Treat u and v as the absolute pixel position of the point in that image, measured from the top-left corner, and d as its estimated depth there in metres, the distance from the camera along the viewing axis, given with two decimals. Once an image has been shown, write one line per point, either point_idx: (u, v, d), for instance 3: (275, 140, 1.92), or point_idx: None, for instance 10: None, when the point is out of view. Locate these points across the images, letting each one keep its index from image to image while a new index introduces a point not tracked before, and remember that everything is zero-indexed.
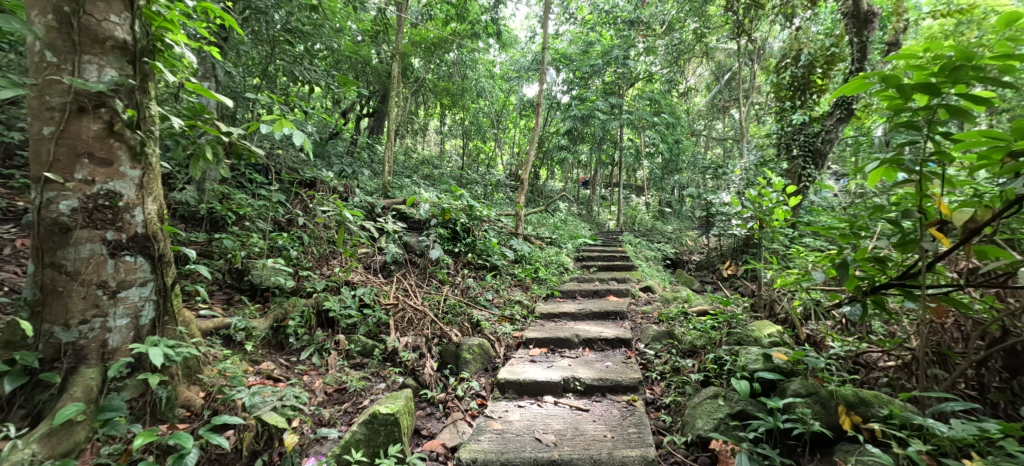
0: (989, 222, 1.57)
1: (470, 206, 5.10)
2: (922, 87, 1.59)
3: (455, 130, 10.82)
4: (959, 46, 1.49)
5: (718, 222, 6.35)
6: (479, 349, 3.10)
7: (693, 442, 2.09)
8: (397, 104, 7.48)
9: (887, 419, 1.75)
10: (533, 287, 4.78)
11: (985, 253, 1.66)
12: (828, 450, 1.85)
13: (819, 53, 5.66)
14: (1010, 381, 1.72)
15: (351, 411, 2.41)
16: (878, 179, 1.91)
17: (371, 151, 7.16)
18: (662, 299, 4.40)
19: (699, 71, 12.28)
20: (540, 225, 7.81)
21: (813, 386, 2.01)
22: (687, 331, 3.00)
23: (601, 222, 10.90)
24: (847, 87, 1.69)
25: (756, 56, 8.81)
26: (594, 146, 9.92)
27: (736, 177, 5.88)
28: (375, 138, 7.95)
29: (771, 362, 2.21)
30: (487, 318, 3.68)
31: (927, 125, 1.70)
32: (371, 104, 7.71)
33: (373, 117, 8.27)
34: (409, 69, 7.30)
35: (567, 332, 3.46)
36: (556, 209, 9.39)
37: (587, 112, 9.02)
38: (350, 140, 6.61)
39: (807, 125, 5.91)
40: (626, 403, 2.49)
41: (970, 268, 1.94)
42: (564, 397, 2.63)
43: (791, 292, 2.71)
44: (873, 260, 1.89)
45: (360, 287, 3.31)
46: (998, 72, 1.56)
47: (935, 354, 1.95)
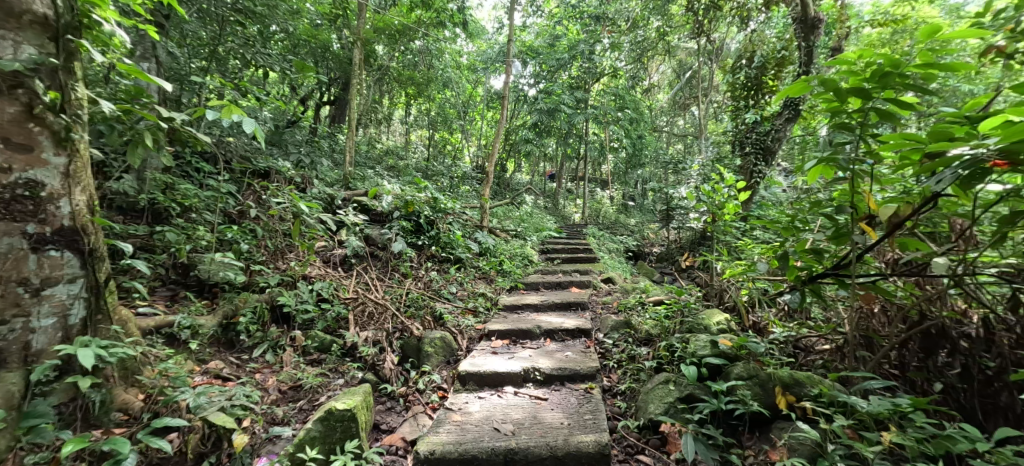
0: (910, 217, 1.72)
1: (435, 198, 5.06)
2: (855, 91, 1.72)
3: (420, 120, 10.63)
4: (890, 54, 1.62)
5: (677, 216, 6.60)
6: (442, 342, 3.08)
7: (644, 426, 2.18)
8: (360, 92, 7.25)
9: (818, 398, 1.88)
10: (497, 280, 4.81)
11: (908, 245, 1.82)
12: (766, 428, 1.97)
13: (771, 55, 6.00)
14: (926, 360, 1.89)
15: (307, 409, 2.35)
16: (818, 177, 2.05)
17: (332, 142, 6.95)
18: (622, 290, 4.54)
19: (663, 68, 12.69)
20: (506, 217, 7.82)
21: (755, 369, 2.12)
22: (644, 320, 3.12)
23: (566, 215, 11.08)
24: (792, 89, 1.80)
25: (714, 55, 9.17)
26: (561, 140, 10.02)
27: (694, 171, 6.11)
28: (336, 127, 7.72)
29: (718, 347, 2.32)
30: (450, 311, 3.67)
31: (860, 127, 1.85)
32: (333, 92, 7.46)
33: (334, 105, 8.03)
34: (373, 56, 7.11)
35: (529, 324, 3.49)
36: (522, 202, 9.43)
37: (553, 106, 9.03)
38: (310, 129, 6.40)
39: (759, 124, 6.21)
40: (584, 390, 2.55)
41: (895, 259, 2.11)
42: (524, 387, 2.66)
43: (739, 281, 2.87)
44: (812, 252, 2.05)
45: (317, 281, 3.23)
46: (924, 79, 1.70)
47: (863, 338, 2.12)
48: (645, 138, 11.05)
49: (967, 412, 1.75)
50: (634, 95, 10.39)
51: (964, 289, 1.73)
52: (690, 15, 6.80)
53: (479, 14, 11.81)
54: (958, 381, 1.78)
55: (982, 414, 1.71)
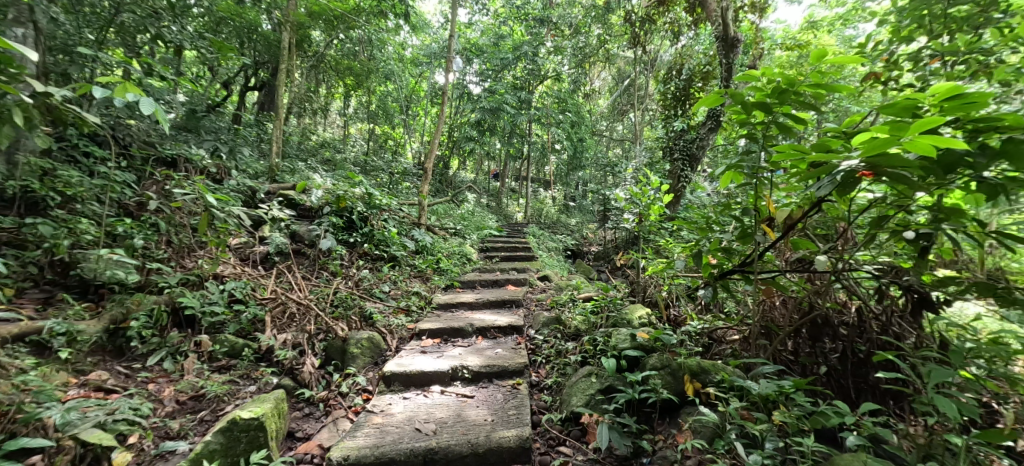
0: (802, 220, 1.91)
1: (370, 194, 4.85)
2: (759, 105, 1.89)
3: (359, 113, 10.17)
4: (786, 73, 1.79)
5: (613, 216, 6.86)
6: (369, 343, 2.96)
7: (567, 418, 2.25)
8: (291, 79, 6.78)
9: (719, 384, 2.04)
10: (433, 278, 4.71)
11: (799, 245, 2.02)
12: (675, 414, 2.11)
13: (697, 69, 6.34)
14: (813, 346, 2.13)
15: (208, 420, 2.15)
16: (728, 182, 2.22)
17: (258, 131, 6.44)
18: (557, 288, 4.64)
19: (603, 74, 13.15)
20: (447, 215, 7.69)
21: (667, 359, 2.25)
22: (573, 316, 3.22)
23: (507, 215, 11.12)
24: (707, 100, 1.95)
25: (650, 65, 9.65)
26: (503, 139, 9.99)
27: (629, 174, 6.38)
28: (263, 115, 7.18)
29: (636, 340, 2.45)
30: (381, 311, 3.54)
31: (763, 137, 2.03)
32: (260, 77, 6.91)
33: (264, 91, 7.46)
34: (308, 41, 6.69)
35: (462, 322, 3.46)
36: (464, 200, 9.34)
37: (496, 105, 8.99)
38: (232, 115, 5.87)
39: (686, 132, 6.54)
40: (511, 387, 2.57)
41: (791, 257, 2.34)
42: (451, 386, 2.63)
43: (660, 278, 3.05)
44: (722, 251, 2.23)
45: (230, 281, 2.98)
46: (815, 97, 1.89)
47: (763, 328, 2.33)
48: (585, 142, 11.36)
49: (843, 391, 2.00)
50: (576, 99, 10.64)
51: (842, 284, 1.95)
52: (628, 25, 7.10)
53: (425, 6, 11.52)
54: (837, 364, 2.02)
55: (854, 392, 1.97)
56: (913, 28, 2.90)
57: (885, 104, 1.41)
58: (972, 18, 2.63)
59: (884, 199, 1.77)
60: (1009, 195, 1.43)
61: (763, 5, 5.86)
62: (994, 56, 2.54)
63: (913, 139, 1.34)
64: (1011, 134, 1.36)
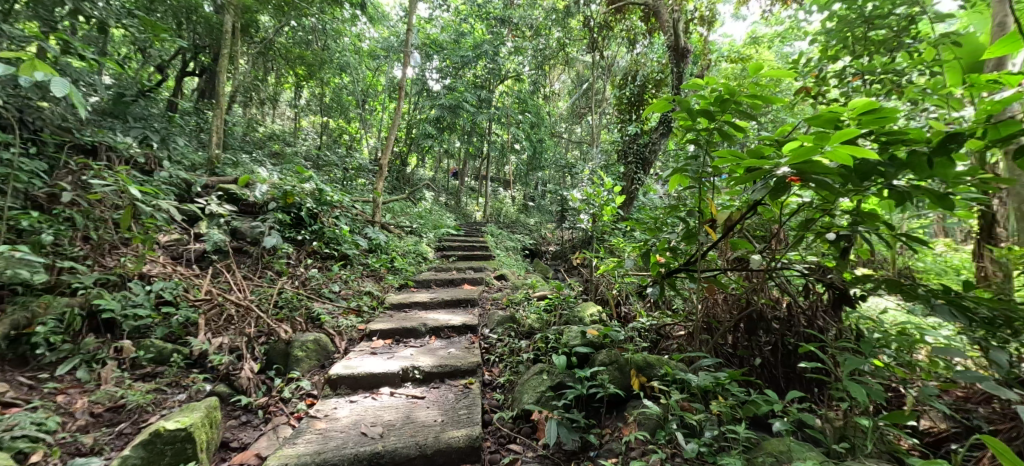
0: (740, 221, 2.02)
1: (320, 190, 4.64)
2: (702, 113, 1.98)
3: (311, 105, 9.72)
4: (727, 83, 1.89)
5: (570, 216, 6.96)
6: (315, 345, 2.84)
7: (518, 415, 2.26)
8: (235, 66, 6.35)
9: (663, 377, 2.13)
10: (387, 277, 4.58)
11: (737, 245, 2.14)
12: (622, 407, 2.18)
13: (651, 76, 6.63)
14: (749, 339, 2.27)
15: (129, 433, 1.99)
16: (675, 185, 2.32)
17: (197, 119, 6.00)
18: (512, 287, 4.64)
19: (561, 77, 13.35)
20: (403, 213, 7.51)
21: (615, 354, 2.31)
22: (527, 315, 3.24)
23: (465, 213, 11.03)
24: (656, 106, 2.02)
25: (607, 70, 9.85)
26: (463, 137, 9.82)
27: (585, 176, 6.50)
28: (203, 103, 6.70)
29: (586, 337, 2.50)
30: (329, 311, 3.41)
31: (707, 143, 2.13)
32: (200, 63, 6.44)
33: (204, 78, 6.96)
34: (254, 26, 6.29)
35: (414, 322, 3.38)
36: (421, 198, 9.15)
37: (456, 102, 8.81)
38: (167, 101, 5.43)
39: (640, 136, 6.72)
40: (463, 386, 2.55)
41: (730, 256, 2.47)
42: (401, 387, 2.57)
43: (612, 276, 3.13)
44: (668, 250, 2.32)
45: (157, 281, 2.76)
46: (753, 107, 2.01)
47: (705, 323, 2.45)
48: (544, 143, 11.46)
49: (774, 381, 2.16)
50: (535, 100, 10.61)
51: (775, 282, 2.09)
52: (587, 30, 7.24)
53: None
54: (769, 356, 2.18)
55: (783, 381, 2.14)
56: (839, 47, 3.15)
57: (812, 115, 1.51)
58: (889, 41, 2.93)
59: (812, 203, 1.91)
60: (914, 201, 1.58)
61: (711, 18, 6.16)
62: (905, 77, 2.80)
63: (834, 148, 1.46)
64: (915, 146, 1.50)
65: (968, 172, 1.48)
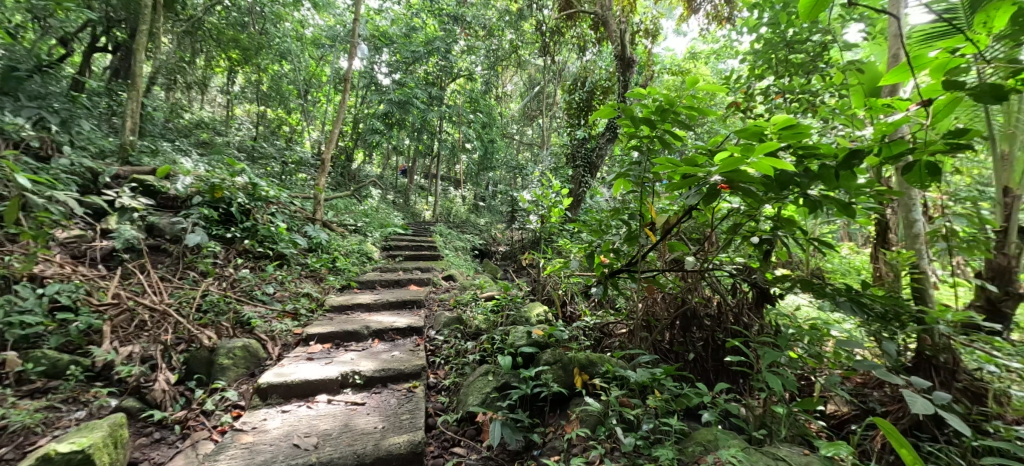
0: (676, 225, 2.14)
1: (254, 185, 4.35)
2: (645, 121, 2.07)
3: (247, 93, 9.00)
4: (667, 93, 1.99)
5: (519, 217, 7.02)
6: (244, 352, 2.66)
7: (462, 418, 2.25)
8: (157, 46, 5.80)
9: (603, 374, 2.20)
10: (328, 278, 4.37)
11: (674, 247, 2.26)
12: (565, 405, 2.23)
13: (598, 84, 6.87)
14: (684, 336, 2.40)
15: (12, 458, 1.75)
16: (619, 189, 2.41)
17: (110, 102, 5.42)
18: (460, 287, 4.61)
19: (512, 80, 13.42)
20: (347, 211, 7.21)
21: (559, 353, 2.36)
22: (474, 316, 3.22)
23: (414, 212, 10.80)
24: (602, 112, 2.09)
25: (557, 75, 10.02)
26: (412, 135, 9.52)
27: (534, 178, 6.59)
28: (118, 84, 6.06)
29: (532, 337, 2.53)
30: (262, 315, 3.20)
31: (648, 150, 2.23)
32: (114, 40, 5.82)
33: (120, 57, 6.30)
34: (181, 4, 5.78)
35: (356, 325, 3.26)
36: (367, 196, 8.84)
37: (405, 98, 8.56)
38: (73, 80, 4.86)
39: (588, 140, 6.90)
40: (406, 390, 2.49)
41: (668, 257, 2.60)
42: (340, 394, 2.47)
43: (558, 277, 3.19)
44: (612, 251, 2.40)
45: (54, 284, 2.46)
46: (690, 118, 2.13)
47: (644, 321, 2.56)
48: (495, 143, 11.43)
49: (705, 374, 2.31)
50: (487, 101, 10.44)
51: (707, 282, 2.22)
52: (539, 34, 7.34)
53: None
54: (701, 351, 2.32)
55: (713, 374, 2.28)
56: (764, 67, 3.43)
57: (740, 127, 1.63)
58: (806, 65, 3.22)
59: (739, 209, 2.06)
60: (824, 209, 1.75)
61: (655, 31, 6.47)
62: (819, 97, 3.09)
63: (758, 159, 1.58)
64: (825, 160, 1.66)
65: (868, 184, 1.66)
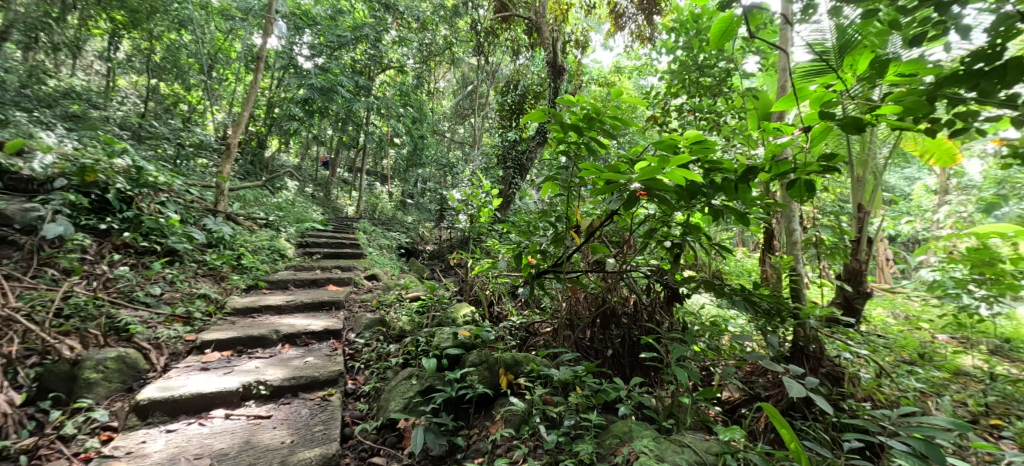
0: (598, 228, 2.23)
1: (139, 169, 3.80)
2: (573, 128, 2.13)
3: (133, 62, 7.77)
4: (594, 102, 2.07)
5: (448, 216, 6.93)
6: (117, 364, 2.34)
7: (382, 425, 2.15)
8: None
9: (528, 374, 2.23)
10: (231, 277, 3.96)
11: (596, 249, 2.36)
12: (490, 406, 2.22)
13: (531, 88, 6.99)
14: (605, 335, 2.51)
15: None
16: (548, 191, 2.46)
17: None
18: (384, 288, 4.43)
19: (445, 77, 13.25)
20: (257, 203, 6.60)
21: (486, 354, 2.35)
22: (397, 317, 3.11)
23: (335, 207, 10.20)
24: (533, 116, 2.12)
25: (490, 75, 10.03)
26: (335, 125, 8.91)
27: (465, 177, 6.53)
28: None
29: (458, 339, 2.50)
30: (145, 320, 2.82)
31: (575, 155, 2.30)
32: None
33: None
34: None
35: (264, 328, 2.99)
36: (281, 188, 8.17)
37: (329, 85, 7.98)
38: None
39: (518, 143, 6.96)
40: (320, 399, 2.33)
41: (593, 260, 2.70)
42: (241, 407, 2.24)
43: (485, 278, 3.19)
44: (538, 253, 2.45)
45: None
46: (614, 128, 2.23)
47: (568, 321, 2.64)
48: (428, 140, 10.85)
49: (622, 371, 2.43)
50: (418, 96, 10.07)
51: (626, 283, 2.34)
52: (473, 33, 7.30)
53: None
54: (619, 348, 2.44)
55: (629, 370, 2.42)
56: (679, 87, 3.72)
57: (658, 140, 1.74)
58: (713, 88, 3.57)
59: (655, 215, 2.20)
60: (725, 218, 1.92)
61: (585, 43, 6.73)
62: (722, 118, 3.43)
63: (671, 170, 1.70)
64: (727, 174, 1.83)
65: (761, 197, 1.85)
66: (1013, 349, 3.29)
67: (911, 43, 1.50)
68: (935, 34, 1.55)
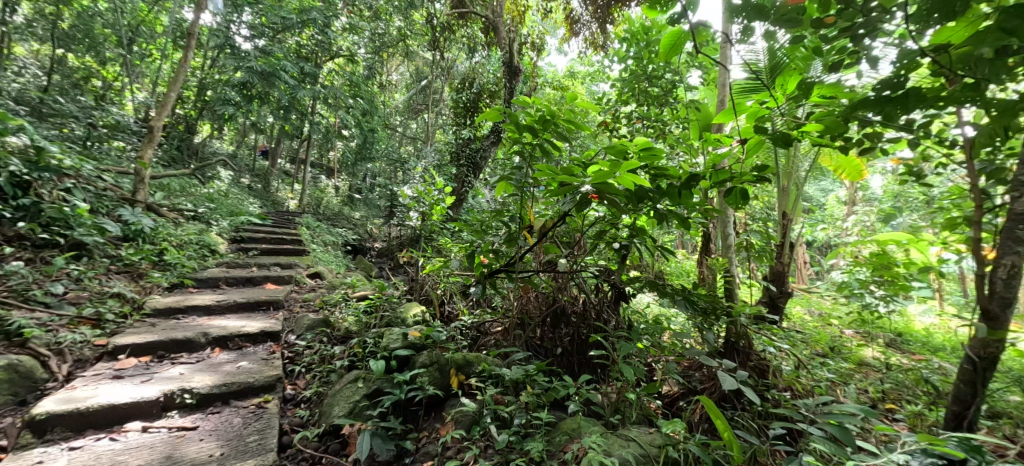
0: (551, 229, 2.26)
1: (40, 147, 3.35)
2: (528, 129, 2.15)
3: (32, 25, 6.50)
4: (548, 105, 2.10)
5: (398, 214, 6.76)
6: (5, 375, 2.08)
7: (325, 431, 2.06)
8: None
9: (479, 374, 2.22)
10: (152, 274, 3.63)
11: (549, 249, 2.39)
12: (440, 408, 2.19)
13: (486, 87, 6.96)
14: (555, 334, 2.55)
15: None
16: (502, 190, 2.46)
17: None
18: (328, 286, 4.24)
19: (398, 70, 12.90)
20: (185, 194, 6.06)
21: (436, 355, 2.32)
22: (342, 318, 3.00)
23: (275, 201, 9.63)
24: (489, 115, 2.12)
25: (445, 71, 9.89)
26: (276, 113, 8.39)
27: (417, 174, 6.38)
28: None
29: (408, 339, 2.45)
30: (45, 323, 2.52)
31: (530, 156, 2.32)
32: None
33: None
34: None
35: (191, 331, 2.77)
36: (214, 178, 7.58)
37: (271, 69, 7.40)
38: None
39: (472, 141, 6.90)
40: (256, 406, 2.20)
41: (545, 260, 2.74)
42: (162, 419, 2.07)
43: (436, 277, 3.14)
44: (491, 252, 2.45)
45: None
46: (567, 131, 2.27)
47: (519, 321, 2.66)
48: (379, 134, 10.43)
49: (570, 369, 2.49)
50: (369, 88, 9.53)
51: (576, 283, 2.40)
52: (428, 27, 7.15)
53: None
54: (568, 347, 2.50)
55: (577, 369, 2.48)
56: (629, 94, 3.87)
57: (609, 145, 1.80)
58: (660, 98, 3.75)
59: (604, 218, 2.27)
60: (669, 222, 2.02)
61: (541, 45, 6.81)
62: (666, 127, 3.61)
63: (622, 175, 1.76)
64: (672, 180, 1.93)
65: (701, 203, 1.96)
66: (904, 342, 3.73)
67: (831, 69, 1.66)
68: (850, 62, 1.73)
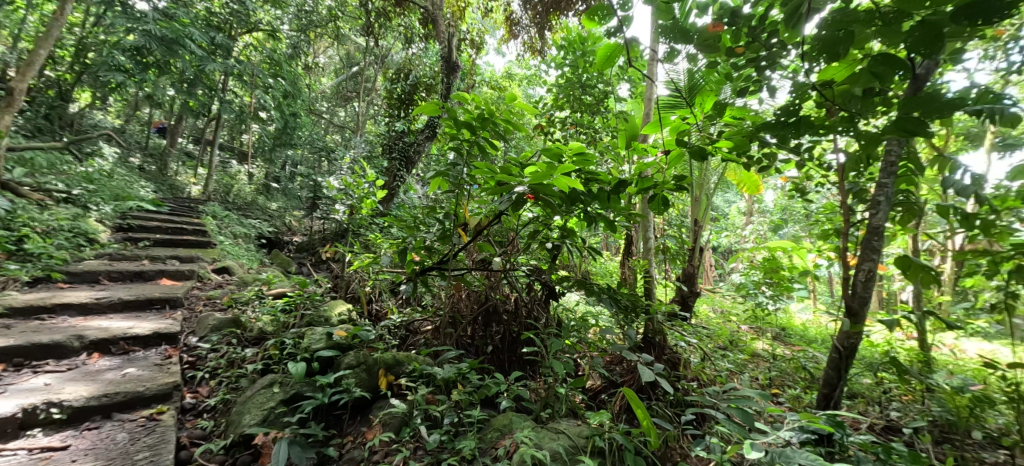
0: (485, 227, 2.25)
1: None
2: (466, 125, 2.12)
3: None
4: (487, 103, 2.08)
5: (322, 206, 6.36)
6: None
7: (234, 442, 1.87)
8: None
9: (410, 374, 2.16)
10: (5, 266, 3.06)
11: (482, 248, 2.38)
12: (365, 411, 2.08)
13: (422, 79, 6.76)
14: (486, 332, 2.55)
15: None
16: (437, 186, 2.41)
17: None
18: (238, 282, 3.88)
19: (327, 53, 12.13)
20: (53, 173, 5.02)
21: (364, 355, 2.21)
22: (256, 317, 2.75)
23: (175, 186, 8.60)
24: (426, 108, 2.06)
25: (379, 59, 9.46)
26: (178, 85, 7.46)
27: (344, 165, 6.04)
28: None
29: (332, 339, 2.31)
30: None
31: (467, 153, 2.30)
32: None
33: None
34: None
35: (61, 334, 2.39)
36: (97, 155, 6.57)
37: (174, 34, 6.49)
38: None
39: (406, 134, 6.65)
40: (146, 418, 1.94)
41: (478, 259, 2.72)
42: (19, 439, 1.75)
43: (363, 274, 3.00)
44: (424, 249, 2.39)
45: None
46: (505, 130, 2.28)
47: (450, 319, 2.63)
48: (302, 119, 9.56)
49: (499, 368, 2.50)
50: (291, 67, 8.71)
51: (508, 281, 2.42)
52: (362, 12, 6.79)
53: None
54: (499, 346, 2.51)
55: (506, 367, 2.49)
56: (565, 100, 3.99)
57: (545, 147, 1.83)
58: (593, 106, 3.91)
59: (538, 218, 2.31)
60: (598, 225, 2.10)
61: (479, 43, 6.77)
62: (597, 134, 3.77)
63: (557, 177, 1.79)
64: (602, 185, 2.00)
65: (628, 208, 2.06)
66: (787, 335, 4.25)
67: (740, 93, 1.85)
68: (755, 88, 1.93)
